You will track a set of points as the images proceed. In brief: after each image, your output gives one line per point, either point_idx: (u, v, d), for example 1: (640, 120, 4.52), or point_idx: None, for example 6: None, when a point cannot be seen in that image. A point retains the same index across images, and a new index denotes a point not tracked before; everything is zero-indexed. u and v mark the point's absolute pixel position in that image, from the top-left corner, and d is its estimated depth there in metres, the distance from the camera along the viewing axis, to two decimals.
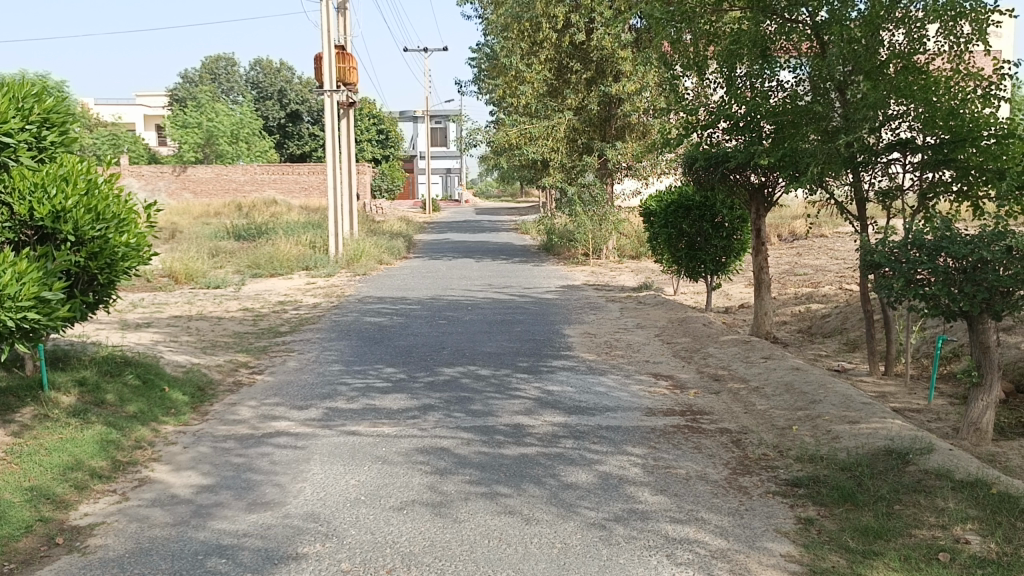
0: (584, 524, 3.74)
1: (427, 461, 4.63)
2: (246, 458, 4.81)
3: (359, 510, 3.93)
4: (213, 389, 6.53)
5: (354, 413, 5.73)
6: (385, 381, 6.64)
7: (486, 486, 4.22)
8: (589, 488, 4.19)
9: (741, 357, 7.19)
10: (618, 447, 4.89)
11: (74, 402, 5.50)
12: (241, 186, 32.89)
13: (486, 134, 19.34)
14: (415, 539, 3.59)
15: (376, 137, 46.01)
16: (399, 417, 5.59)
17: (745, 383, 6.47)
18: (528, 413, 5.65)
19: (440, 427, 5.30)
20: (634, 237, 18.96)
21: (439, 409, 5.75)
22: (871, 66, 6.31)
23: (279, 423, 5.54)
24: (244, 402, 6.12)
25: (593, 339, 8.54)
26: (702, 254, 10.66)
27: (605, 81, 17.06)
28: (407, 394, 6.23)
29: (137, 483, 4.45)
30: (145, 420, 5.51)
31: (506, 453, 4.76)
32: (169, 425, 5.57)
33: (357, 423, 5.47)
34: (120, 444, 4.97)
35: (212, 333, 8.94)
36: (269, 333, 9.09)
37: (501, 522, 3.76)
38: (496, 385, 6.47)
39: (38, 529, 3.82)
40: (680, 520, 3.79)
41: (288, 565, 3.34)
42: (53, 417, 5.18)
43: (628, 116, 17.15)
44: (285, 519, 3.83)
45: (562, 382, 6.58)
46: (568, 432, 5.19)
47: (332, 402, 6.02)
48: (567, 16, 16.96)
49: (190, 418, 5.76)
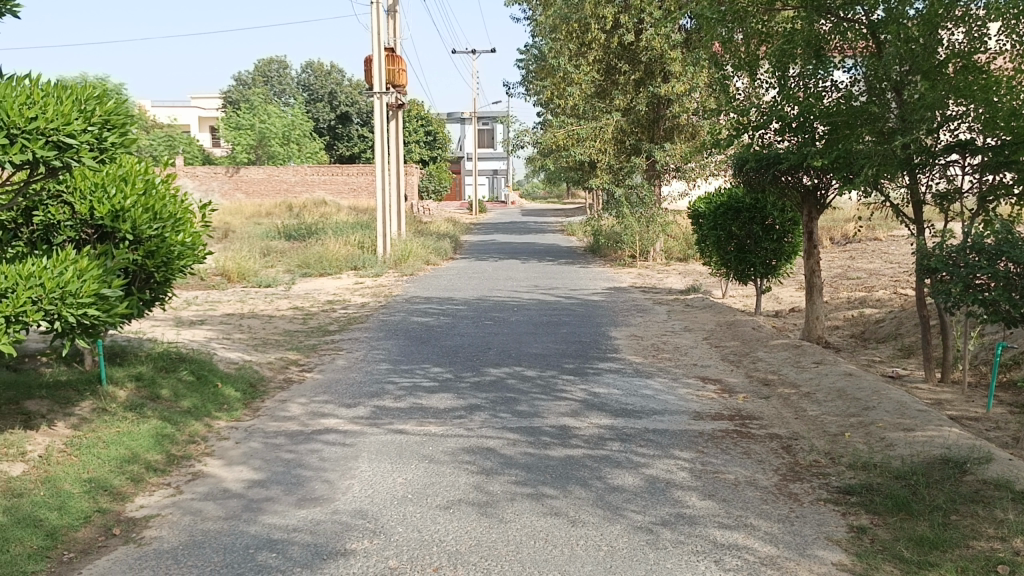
0: (631, 527, 3.72)
1: (473, 461, 4.65)
2: (296, 454, 4.88)
3: (407, 508, 3.96)
4: (264, 386, 6.65)
5: (401, 411, 5.79)
6: (431, 381, 6.69)
7: (532, 487, 4.23)
8: (636, 492, 4.16)
9: (791, 362, 7.08)
10: (665, 450, 4.86)
11: (131, 397, 5.65)
12: (291, 187, 33.41)
13: (533, 135, 19.36)
14: (461, 538, 3.60)
15: (424, 138, 46.37)
16: (446, 416, 5.62)
17: (796, 388, 6.36)
18: (574, 415, 5.64)
19: (486, 428, 5.32)
20: (681, 239, 18.80)
21: (485, 409, 5.77)
22: (928, 67, 6.19)
23: (328, 420, 5.62)
24: (294, 399, 6.22)
25: (640, 341, 8.49)
26: (751, 257, 10.52)
27: (654, 82, 16.96)
28: (454, 394, 6.27)
29: (190, 477, 4.56)
30: (199, 415, 5.63)
31: (552, 454, 4.76)
32: (222, 420, 5.69)
33: (404, 422, 5.52)
34: (174, 438, 5.09)
35: (263, 331, 9.11)
36: (318, 332, 9.22)
37: (547, 523, 3.75)
38: (542, 386, 6.47)
39: (96, 519, 3.93)
40: (728, 526, 3.75)
41: (337, 560, 3.39)
42: (111, 410, 5.33)
43: (677, 117, 17.02)
44: (334, 515, 3.88)
45: (609, 384, 6.55)
46: (614, 435, 5.17)
47: (379, 401, 6.08)
48: (615, 16, 16.90)
49: (242, 414, 5.87)
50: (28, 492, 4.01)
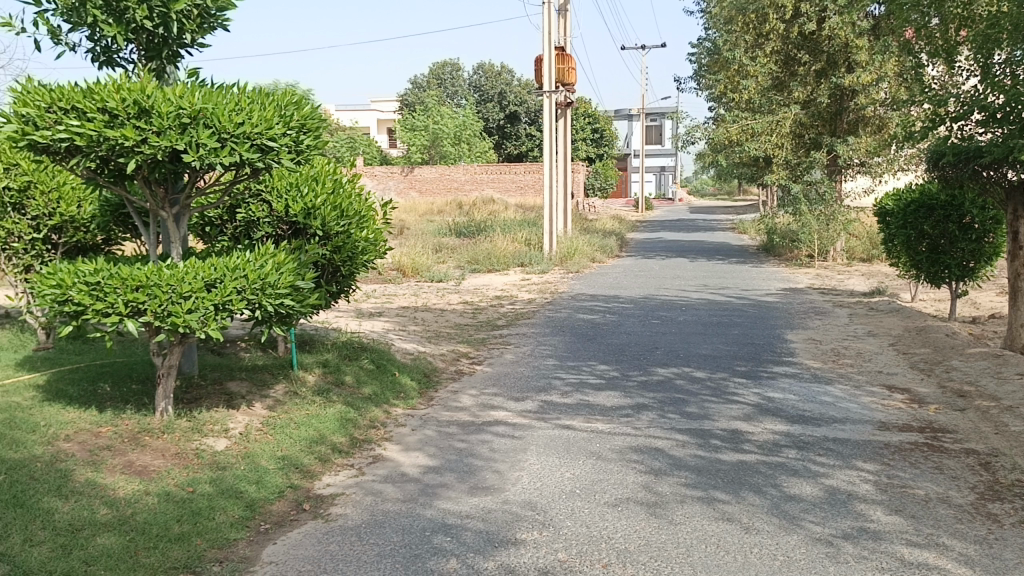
0: (808, 538, 3.57)
1: (642, 460, 4.62)
2: (468, 444, 5.05)
3: (575, 503, 4.00)
4: (437, 376, 6.92)
5: (569, 407, 5.85)
6: (599, 378, 6.70)
7: (703, 490, 4.14)
8: (814, 502, 3.99)
9: (991, 373, 6.51)
10: (846, 461, 4.62)
11: (318, 382, 6.06)
12: (462, 185, 34.45)
13: (705, 131, 18.90)
14: (630, 537, 3.60)
15: (591, 136, 46.41)
16: (614, 414, 5.62)
17: (997, 401, 5.85)
18: (747, 419, 5.48)
19: (655, 427, 5.27)
20: (864, 239, 17.73)
21: (654, 409, 5.71)
22: None
23: (498, 412, 5.77)
24: (466, 391, 6.43)
25: (817, 345, 8.11)
26: (945, 258, 9.77)
27: (837, 72, 16.10)
28: (621, 392, 6.25)
29: (371, 460, 4.83)
30: (378, 402, 5.95)
31: (723, 458, 4.64)
32: (399, 408, 5.98)
33: (573, 417, 5.57)
34: (357, 422, 5.41)
35: (436, 324, 9.47)
36: (488, 326, 9.48)
37: (719, 528, 3.67)
38: (712, 388, 6.32)
39: (289, 494, 4.24)
40: (917, 544, 3.51)
41: (508, 549, 3.47)
42: (300, 394, 5.73)
43: (862, 109, 16.07)
44: (505, 505, 3.99)
45: (784, 389, 6.30)
46: (790, 441, 4.97)
47: (547, 396, 6.17)
48: (796, 6, 16.18)
49: (418, 402, 6.15)
50: (231, 466, 4.39)
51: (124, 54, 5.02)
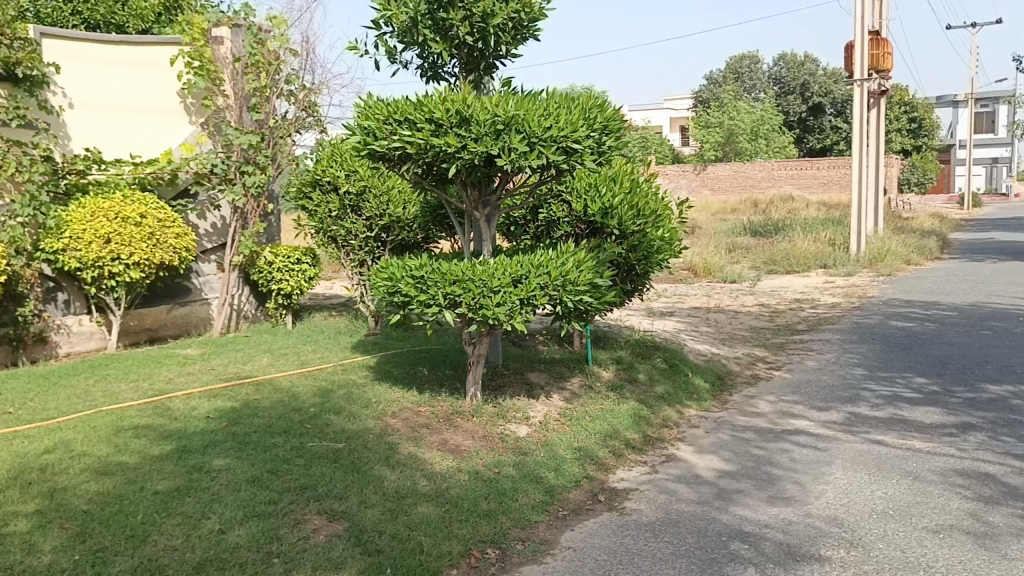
0: None
1: (968, 486, 4.14)
2: (766, 451, 4.87)
3: (888, 524, 3.70)
4: (732, 380, 6.76)
5: (880, 421, 5.40)
6: (915, 392, 6.11)
7: None
8: None
9: None
10: None
11: (613, 378, 6.19)
12: (758, 183, 33.16)
13: None
14: (953, 569, 3.25)
15: (906, 126, 42.31)
16: (933, 432, 5.10)
17: None
18: None
19: (985, 451, 4.69)
20: None
21: (983, 430, 5.09)
22: None
23: (798, 421, 5.50)
24: (763, 396, 6.21)
25: None
26: None
27: None
28: (942, 408, 5.65)
29: (664, 459, 4.84)
30: (672, 402, 5.95)
31: None
32: (693, 409, 5.93)
33: (884, 432, 5.14)
34: (650, 421, 5.45)
35: (730, 326, 9.24)
36: (786, 330, 9.05)
37: None
38: None
39: (585, 484, 4.38)
40: None
41: (811, 565, 3.30)
42: (595, 388, 5.90)
43: None
44: (807, 518, 3.79)
45: None
46: None
47: (854, 407, 5.76)
48: None
49: (711, 405, 6.05)
50: (532, 452, 4.64)
51: (447, 69, 5.51)
